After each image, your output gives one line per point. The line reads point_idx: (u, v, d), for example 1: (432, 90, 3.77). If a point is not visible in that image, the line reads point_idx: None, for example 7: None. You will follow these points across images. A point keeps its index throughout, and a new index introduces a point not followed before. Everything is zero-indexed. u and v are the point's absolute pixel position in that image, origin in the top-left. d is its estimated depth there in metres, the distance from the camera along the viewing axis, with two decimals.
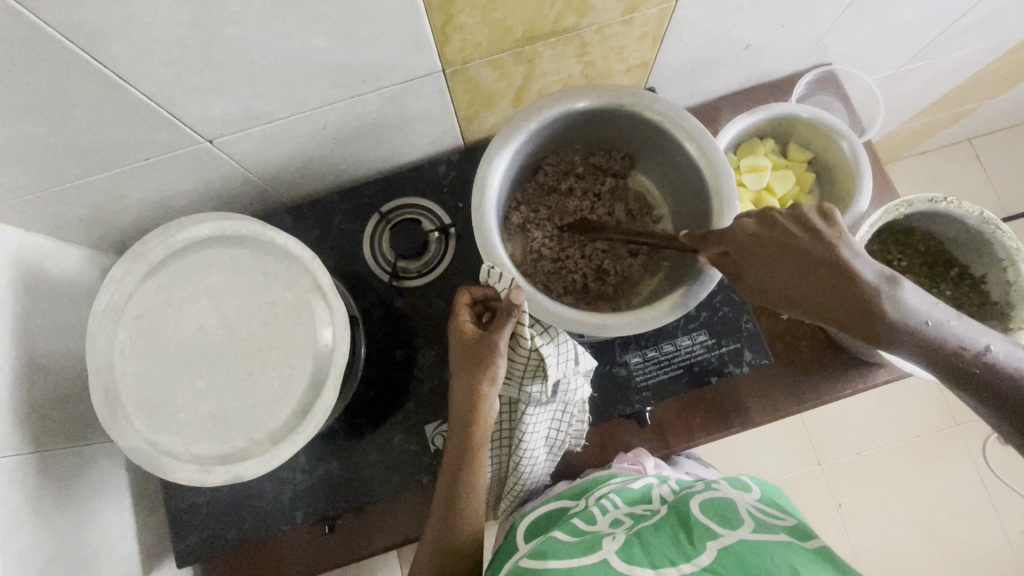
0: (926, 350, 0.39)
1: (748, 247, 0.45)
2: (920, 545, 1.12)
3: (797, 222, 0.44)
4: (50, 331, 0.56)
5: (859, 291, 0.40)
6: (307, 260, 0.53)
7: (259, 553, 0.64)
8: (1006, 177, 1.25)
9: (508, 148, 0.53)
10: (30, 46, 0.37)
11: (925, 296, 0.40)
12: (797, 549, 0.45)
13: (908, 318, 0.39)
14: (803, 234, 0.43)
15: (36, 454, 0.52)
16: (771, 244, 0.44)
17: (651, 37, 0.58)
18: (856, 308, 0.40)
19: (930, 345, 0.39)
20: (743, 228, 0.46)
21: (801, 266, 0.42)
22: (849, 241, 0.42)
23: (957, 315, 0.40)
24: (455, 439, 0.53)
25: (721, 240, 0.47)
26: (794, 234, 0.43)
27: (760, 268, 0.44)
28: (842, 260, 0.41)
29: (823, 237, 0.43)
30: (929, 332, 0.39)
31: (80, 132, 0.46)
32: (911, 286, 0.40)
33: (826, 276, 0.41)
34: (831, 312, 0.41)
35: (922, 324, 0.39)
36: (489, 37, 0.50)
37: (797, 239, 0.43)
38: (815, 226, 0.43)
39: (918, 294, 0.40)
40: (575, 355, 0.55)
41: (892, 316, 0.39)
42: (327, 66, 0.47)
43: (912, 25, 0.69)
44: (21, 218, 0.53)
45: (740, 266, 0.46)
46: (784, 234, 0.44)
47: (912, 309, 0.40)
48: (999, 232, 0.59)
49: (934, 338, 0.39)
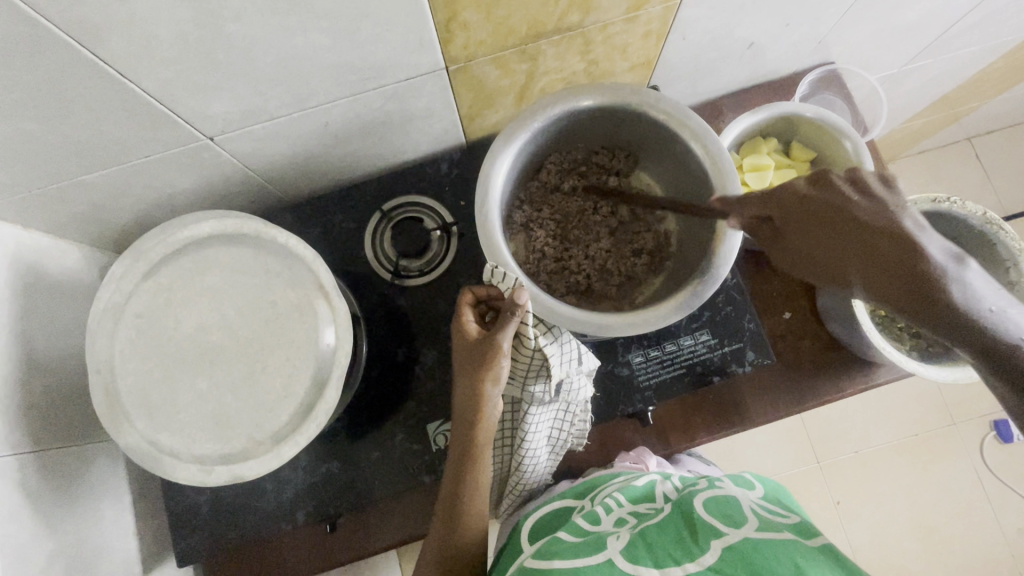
0: (974, 333, 0.40)
1: (798, 211, 0.47)
2: (917, 543, 1.12)
3: (858, 190, 0.46)
4: (49, 330, 0.56)
5: (914, 261, 0.42)
6: (309, 259, 0.53)
7: (260, 552, 0.63)
8: (1005, 176, 1.26)
9: (512, 146, 0.52)
10: (29, 43, 0.36)
11: (986, 279, 0.42)
12: (802, 547, 0.45)
13: (963, 294, 0.41)
14: (863, 200, 0.45)
15: (36, 453, 0.51)
16: (831, 209, 0.46)
17: (655, 35, 0.57)
18: (909, 276, 0.42)
19: (977, 325, 0.40)
20: (798, 192, 0.47)
21: (859, 231, 0.44)
22: (912, 214, 0.44)
23: (1012, 305, 0.41)
24: (459, 438, 0.53)
25: (766, 202, 0.48)
26: (851, 200, 0.45)
27: (814, 232, 0.46)
28: (905, 232, 0.43)
29: (885, 207, 0.45)
30: (982, 315, 0.40)
31: (80, 129, 0.45)
32: (974, 266, 0.42)
33: (881, 244, 0.43)
34: (881, 280, 0.43)
35: (977, 305, 0.40)
36: (493, 35, 0.49)
37: (854, 204, 0.45)
38: (877, 196, 0.45)
39: (980, 275, 0.41)
40: (578, 354, 0.55)
41: (949, 290, 0.41)
42: (329, 63, 0.47)
43: (915, 24, 0.69)
44: (19, 216, 0.53)
45: (785, 230, 0.48)
46: (842, 199, 0.46)
47: (972, 287, 0.41)
48: (1003, 232, 0.59)
49: (987, 323, 0.40)
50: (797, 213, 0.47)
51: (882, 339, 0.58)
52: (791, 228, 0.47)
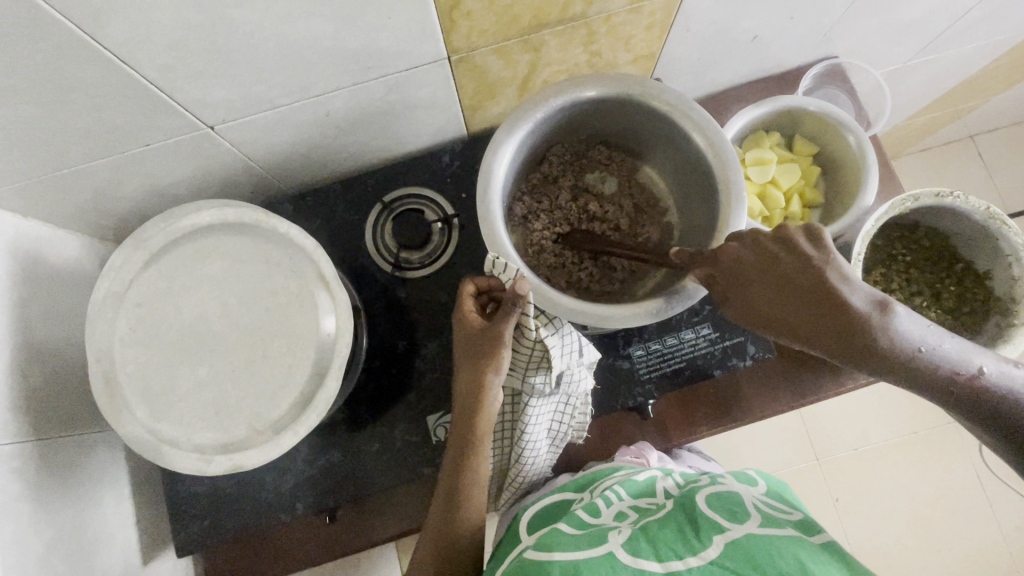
0: (918, 377, 0.40)
1: (733, 272, 0.45)
2: (915, 540, 1.13)
3: (783, 247, 0.43)
4: (49, 319, 0.56)
5: (850, 321, 0.40)
6: (310, 248, 0.53)
7: (260, 542, 0.63)
8: (1007, 174, 1.25)
9: (514, 136, 0.52)
10: (30, 27, 0.36)
11: (916, 318, 0.40)
12: (805, 543, 0.45)
13: (899, 345, 0.39)
14: (787, 258, 0.43)
15: (35, 442, 0.51)
16: (759, 270, 0.44)
17: (658, 27, 0.57)
18: (850, 336, 0.40)
19: (924, 373, 0.40)
20: (730, 252, 0.46)
21: (792, 293, 0.42)
22: (835, 265, 0.41)
23: (950, 336, 0.41)
24: (459, 429, 0.52)
25: (707, 263, 0.47)
26: (775, 257, 0.43)
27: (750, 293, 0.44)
28: (829, 287, 0.41)
29: (807, 263, 0.42)
30: (920, 360, 0.40)
31: (80, 116, 0.45)
32: (903, 310, 0.40)
33: (815, 305, 0.41)
34: (827, 343, 0.41)
35: (914, 350, 0.40)
36: (496, 24, 0.49)
37: (779, 261, 0.43)
38: (802, 252, 0.42)
39: (909, 317, 0.40)
40: (579, 347, 0.55)
41: (887, 345, 0.39)
42: (331, 51, 0.47)
43: (921, 19, 0.68)
44: (20, 203, 0.53)
45: (726, 291, 0.46)
46: (766, 256, 0.44)
47: (905, 334, 0.40)
48: (1005, 228, 0.59)
49: (928, 365, 0.40)
50: (730, 276, 0.45)
51: None
52: (731, 291, 0.45)
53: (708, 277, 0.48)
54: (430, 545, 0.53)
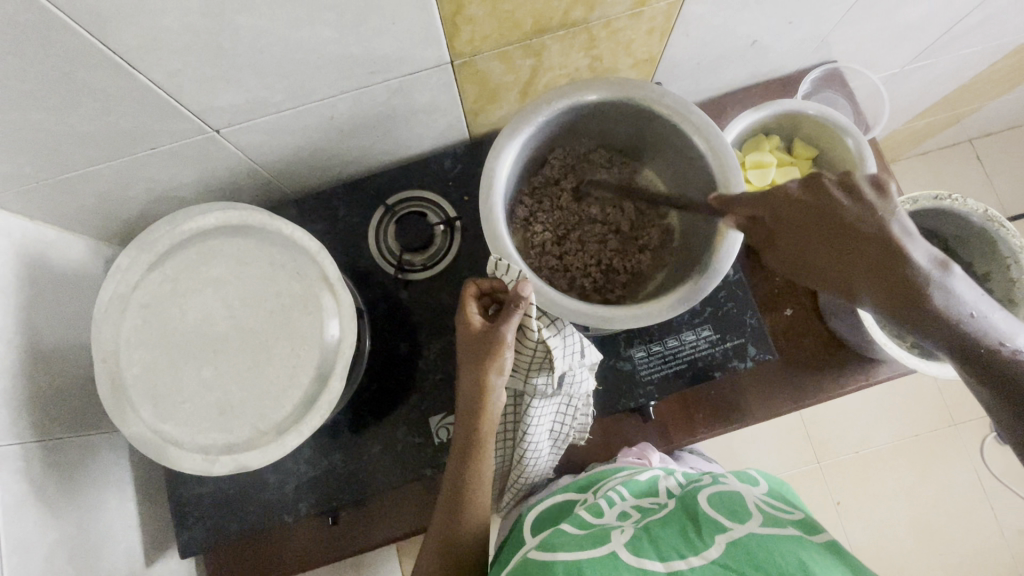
0: (956, 335, 0.44)
1: (790, 212, 0.47)
2: (917, 543, 1.12)
3: (846, 193, 0.46)
4: (56, 321, 0.56)
5: (905, 272, 0.43)
6: (314, 251, 0.53)
7: (263, 543, 0.64)
8: (1006, 178, 1.26)
9: (516, 139, 0.53)
10: (41, 31, 0.36)
11: (969, 282, 0.44)
12: (806, 542, 0.45)
13: (945, 302, 0.43)
14: (852, 204, 0.46)
15: (41, 443, 0.52)
16: (817, 212, 0.46)
17: (658, 32, 0.58)
18: (905, 287, 0.44)
19: (960, 333, 0.44)
20: (786, 192, 0.48)
21: (853, 243, 0.45)
22: (901, 220, 0.45)
23: (1000, 309, 0.44)
24: (462, 429, 0.53)
25: (750, 204, 0.48)
26: (839, 203, 0.46)
27: (799, 235, 0.47)
28: (891, 238, 0.44)
29: (876, 213, 0.45)
30: (964, 320, 0.44)
31: (88, 120, 0.45)
32: (959, 271, 0.44)
33: (875, 252, 0.44)
34: (871, 287, 0.45)
35: (957, 309, 0.44)
36: (498, 29, 0.49)
37: (843, 208, 0.46)
38: (867, 202, 0.45)
39: (964, 279, 0.44)
40: (581, 347, 0.55)
41: (934, 298, 0.43)
42: (336, 56, 0.47)
43: (918, 23, 0.69)
44: (27, 206, 0.53)
45: (778, 233, 0.48)
46: (831, 202, 0.46)
47: (954, 294, 0.44)
48: (1001, 229, 0.59)
49: (969, 326, 0.44)
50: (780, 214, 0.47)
51: (883, 335, 0.58)
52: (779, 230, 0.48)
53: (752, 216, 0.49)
54: (436, 547, 0.53)
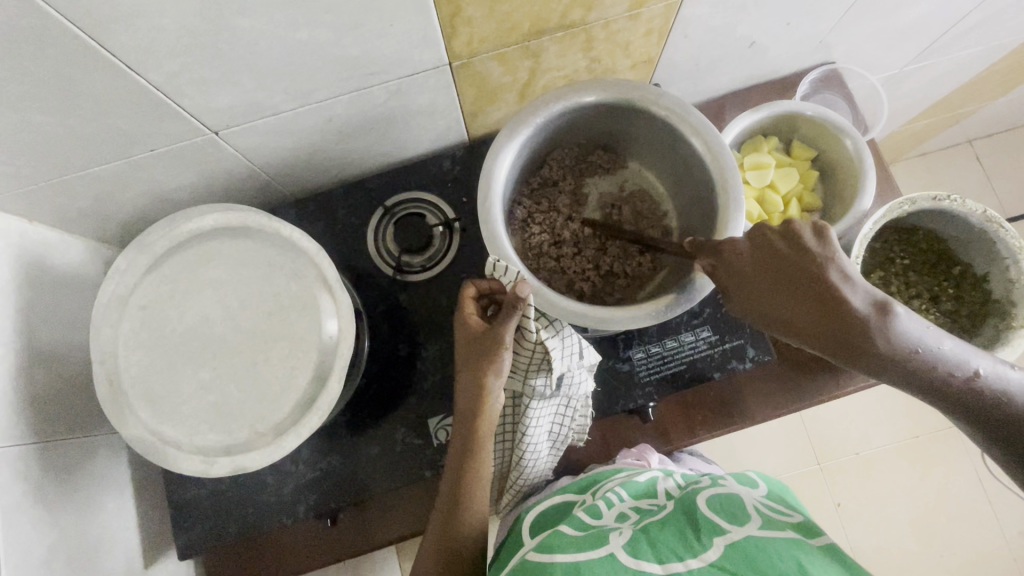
0: (914, 374, 0.42)
1: (738, 266, 0.46)
2: (918, 545, 1.12)
3: (788, 240, 0.45)
4: (55, 322, 0.56)
5: (847, 316, 0.42)
6: (312, 252, 0.53)
7: (262, 545, 0.64)
8: (1006, 178, 1.26)
9: (514, 140, 0.53)
10: (38, 33, 0.37)
11: (915, 318, 0.42)
12: (805, 545, 0.45)
13: (893, 344, 0.41)
14: (790, 250, 0.45)
15: (39, 444, 0.52)
16: (762, 264, 0.45)
17: (657, 33, 0.58)
18: (849, 334, 0.41)
19: (919, 371, 0.41)
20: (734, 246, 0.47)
21: (796, 291, 0.43)
22: (837, 264, 0.43)
23: (950, 337, 0.42)
24: (461, 430, 0.53)
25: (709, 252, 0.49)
26: (778, 250, 0.45)
27: (749, 286, 0.46)
28: (831, 284, 0.42)
29: (811, 259, 0.44)
30: (919, 358, 0.41)
31: (86, 121, 0.46)
32: (902, 309, 0.42)
33: (815, 301, 0.43)
34: (820, 336, 0.42)
35: (912, 348, 0.41)
36: (496, 31, 0.50)
37: (780, 253, 0.45)
38: (805, 246, 0.44)
39: (908, 317, 0.42)
40: (579, 349, 0.55)
41: (878, 341, 0.41)
42: (334, 57, 0.47)
43: (916, 25, 0.69)
44: (25, 208, 0.53)
45: (729, 285, 0.47)
46: (771, 249, 0.45)
47: (903, 333, 0.41)
48: (1002, 230, 0.59)
49: (927, 364, 0.41)
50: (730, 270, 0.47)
51: None
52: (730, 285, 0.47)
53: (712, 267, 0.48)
54: (434, 549, 0.53)
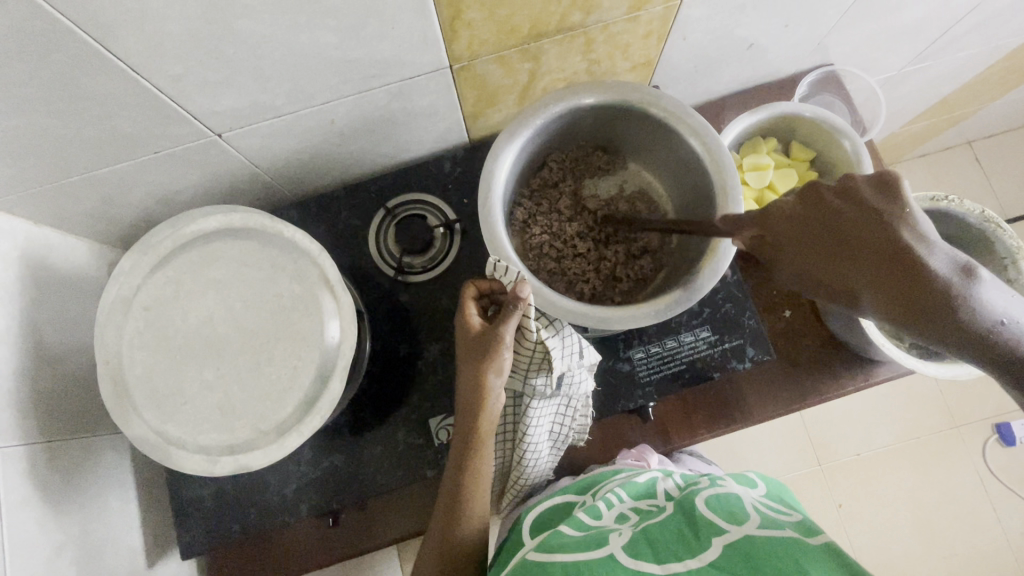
0: (992, 350, 0.38)
1: (793, 227, 0.45)
2: (920, 546, 1.12)
3: (853, 199, 0.43)
4: (59, 322, 0.57)
5: (921, 278, 0.38)
6: (314, 253, 0.54)
7: (264, 545, 0.64)
8: (1005, 179, 1.26)
9: (515, 142, 0.53)
10: (45, 38, 0.37)
11: (997, 287, 0.39)
12: (803, 544, 0.45)
13: (973, 312, 0.38)
14: (856, 211, 0.42)
15: (44, 444, 0.52)
16: (825, 224, 0.43)
17: (656, 35, 0.58)
18: (922, 298, 0.38)
19: (997, 347, 0.38)
20: (784, 206, 0.46)
21: (859, 251, 0.41)
22: (910, 220, 0.40)
23: None
24: (461, 430, 0.53)
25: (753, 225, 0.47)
26: (845, 211, 0.43)
27: (809, 247, 0.44)
28: (905, 244, 0.39)
29: (879, 215, 0.41)
30: (999, 331, 0.38)
31: (91, 124, 0.46)
32: (986, 275, 0.39)
33: (890, 263, 0.40)
34: (884, 299, 0.40)
35: (989, 319, 0.38)
36: (497, 33, 0.50)
37: (846, 214, 0.42)
38: (872, 204, 0.42)
39: (990, 284, 0.39)
40: (580, 348, 0.55)
41: (958, 307, 0.38)
42: (336, 60, 0.48)
43: (913, 27, 0.70)
44: (30, 209, 0.54)
45: (783, 244, 0.45)
46: (835, 209, 0.43)
47: (983, 301, 0.38)
48: (1001, 231, 0.60)
49: (1006, 339, 0.38)
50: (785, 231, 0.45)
51: (882, 337, 0.59)
52: (788, 248, 0.45)
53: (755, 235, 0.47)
54: (436, 546, 0.53)
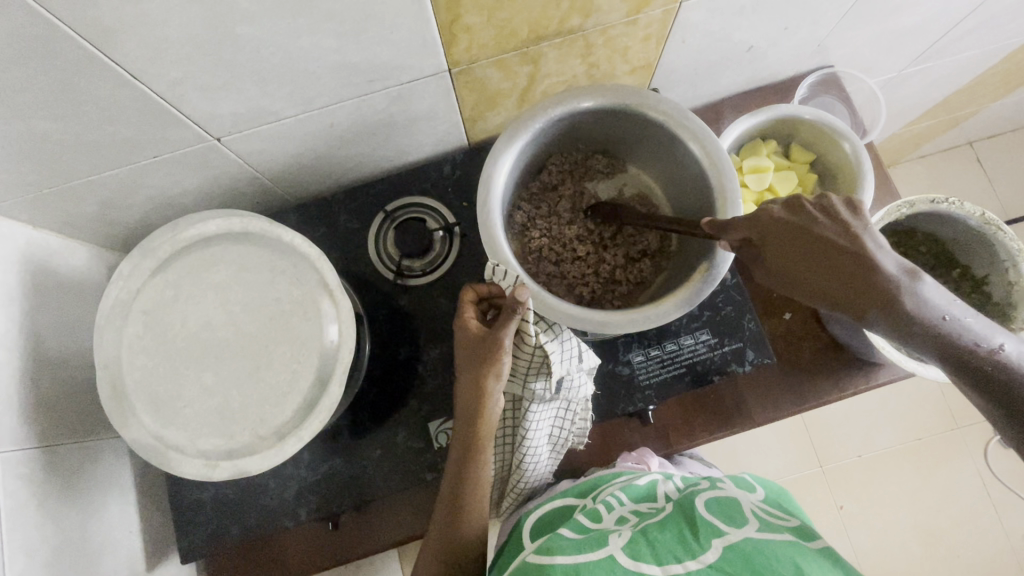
0: (940, 344, 0.41)
1: (772, 231, 0.45)
2: (922, 549, 1.12)
3: (823, 213, 0.45)
4: (59, 326, 0.57)
5: (878, 282, 0.41)
6: (314, 257, 0.54)
7: (264, 548, 0.64)
8: (1006, 180, 1.26)
9: (514, 145, 0.53)
10: (43, 43, 0.37)
11: (942, 290, 0.42)
12: (802, 547, 0.45)
13: (920, 309, 0.41)
14: (825, 221, 0.44)
15: (44, 448, 0.52)
16: (794, 231, 0.44)
17: (655, 38, 0.58)
18: (881, 299, 0.41)
19: (942, 341, 0.40)
20: (771, 214, 0.46)
21: (829, 258, 0.43)
22: (873, 233, 0.43)
23: (974, 313, 0.41)
24: (460, 434, 0.53)
25: (745, 226, 0.47)
26: (815, 220, 0.44)
27: (778, 251, 0.45)
28: (866, 250, 0.42)
29: (848, 227, 0.44)
30: (943, 327, 0.41)
31: (90, 129, 0.46)
32: (931, 281, 0.42)
33: (849, 266, 0.42)
34: (847, 300, 0.42)
35: (936, 317, 0.41)
36: (495, 37, 0.50)
37: (814, 225, 0.44)
38: (839, 216, 0.44)
39: (935, 287, 0.41)
40: (579, 352, 0.55)
41: (906, 304, 0.41)
42: (336, 64, 0.48)
43: (913, 28, 0.69)
44: (30, 214, 0.54)
45: (763, 248, 0.46)
46: (805, 220, 0.45)
47: (929, 302, 0.41)
48: (1001, 234, 0.59)
49: (949, 332, 0.41)
50: (766, 235, 0.45)
51: (882, 340, 0.58)
52: (765, 250, 0.46)
53: (744, 238, 0.48)
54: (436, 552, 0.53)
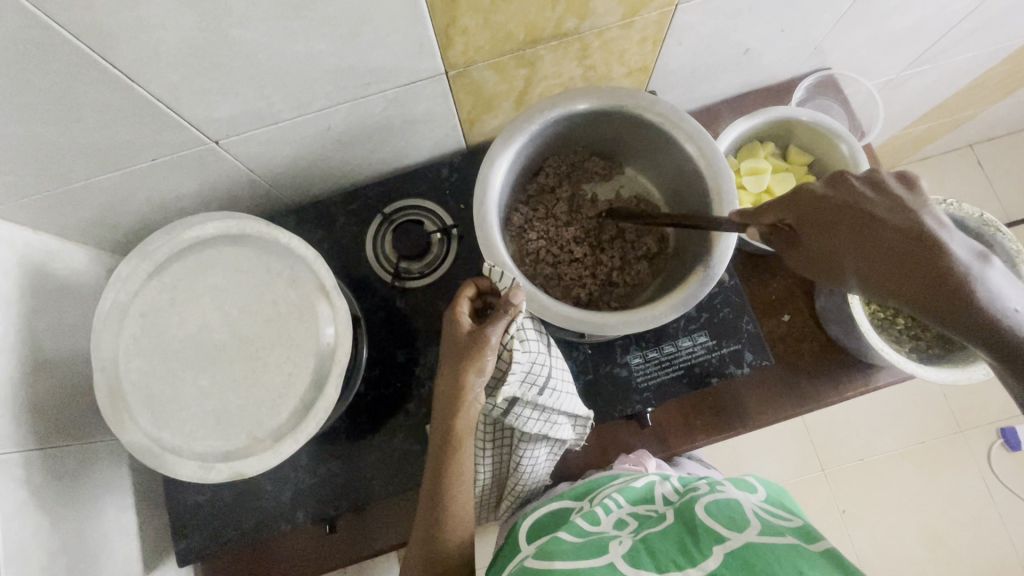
0: (990, 322, 0.41)
1: (818, 207, 0.47)
2: (925, 553, 1.11)
3: (876, 190, 0.47)
4: (57, 329, 0.57)
5: (929, 256, 0.43)
6: (310, 259, 0.54)
7: (261, 552, 0.64)
8: (1007, 183, 1.26)
9: (510, 147, 0.53)
10: (41, 47, 0.37)
11: (999, 275, 0.43)
12: (803, 552, 0.45)
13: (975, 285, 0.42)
14: (880, 199, 0.47)
15: (41, 451, 0.52)
16: (845, 208, 0.47)
17: (651, 41, 0.58)
18: (930, 274, 0.43)
19: (994, 320, 0.41)
20: (812, 190, 0.48)
21: (875, 230, 0.45)
22: (931, 212, 0.45)
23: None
24: (438, 426, 0.52)
25: (782, 208, 0.49)
26: (866, 197, 0.47)
27: (820, 226, 0.47)
28: (922, 227, 0.44)
29: (901, 205, 0.46)
30: (996, 308, 0.42)
31: (89, 133, 0.46)
32: (991, 263, 0.44)
33: (896, 239, 0.44)
34: (886, 274, 0.44)
35: (989, 296, 0.42)
36: (491, 40, 0.50)
37: (869, 201, 0.46)
38: (895, 196, 0.47)
39: (994, 268, 0.43)
40: (536, 371, 0.54)
41: (962, 278, 0.42)
42: (333, 67, 0.48)
43: (911, 30, 0.69)
44: (29, 217, 0.54)
45: (798, 229, 0.48)
46: (856, 197, 0.47)
47: (987, 280, 0.42)
48: (1001, 235, 0.59)
49: (1001, 314, 0.42)
50: (810, 210, 0.48)
51: (881, 341, 0.58)
52: (806, 229, 0.48)
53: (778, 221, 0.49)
54: (420, 544, 0.53)
